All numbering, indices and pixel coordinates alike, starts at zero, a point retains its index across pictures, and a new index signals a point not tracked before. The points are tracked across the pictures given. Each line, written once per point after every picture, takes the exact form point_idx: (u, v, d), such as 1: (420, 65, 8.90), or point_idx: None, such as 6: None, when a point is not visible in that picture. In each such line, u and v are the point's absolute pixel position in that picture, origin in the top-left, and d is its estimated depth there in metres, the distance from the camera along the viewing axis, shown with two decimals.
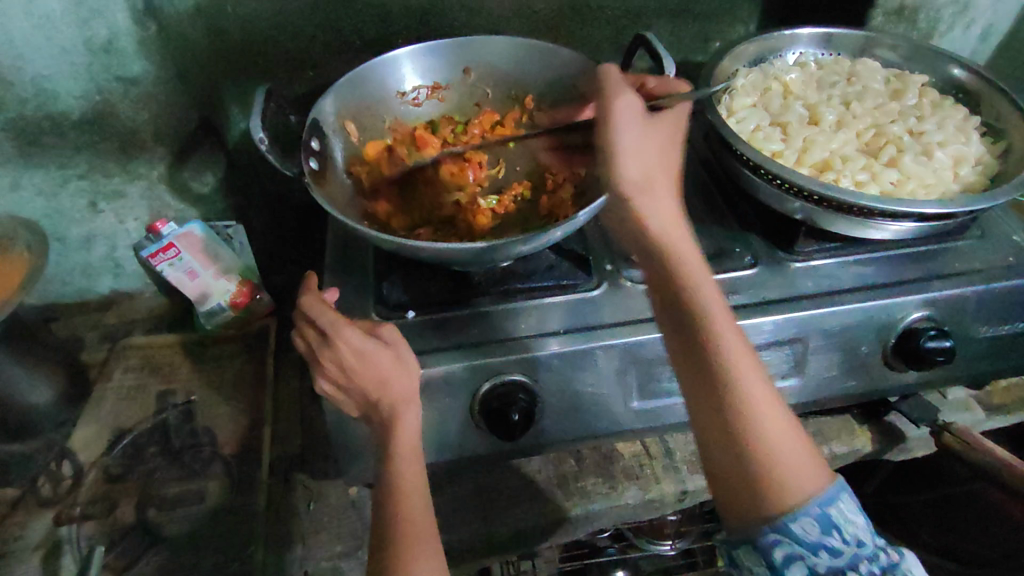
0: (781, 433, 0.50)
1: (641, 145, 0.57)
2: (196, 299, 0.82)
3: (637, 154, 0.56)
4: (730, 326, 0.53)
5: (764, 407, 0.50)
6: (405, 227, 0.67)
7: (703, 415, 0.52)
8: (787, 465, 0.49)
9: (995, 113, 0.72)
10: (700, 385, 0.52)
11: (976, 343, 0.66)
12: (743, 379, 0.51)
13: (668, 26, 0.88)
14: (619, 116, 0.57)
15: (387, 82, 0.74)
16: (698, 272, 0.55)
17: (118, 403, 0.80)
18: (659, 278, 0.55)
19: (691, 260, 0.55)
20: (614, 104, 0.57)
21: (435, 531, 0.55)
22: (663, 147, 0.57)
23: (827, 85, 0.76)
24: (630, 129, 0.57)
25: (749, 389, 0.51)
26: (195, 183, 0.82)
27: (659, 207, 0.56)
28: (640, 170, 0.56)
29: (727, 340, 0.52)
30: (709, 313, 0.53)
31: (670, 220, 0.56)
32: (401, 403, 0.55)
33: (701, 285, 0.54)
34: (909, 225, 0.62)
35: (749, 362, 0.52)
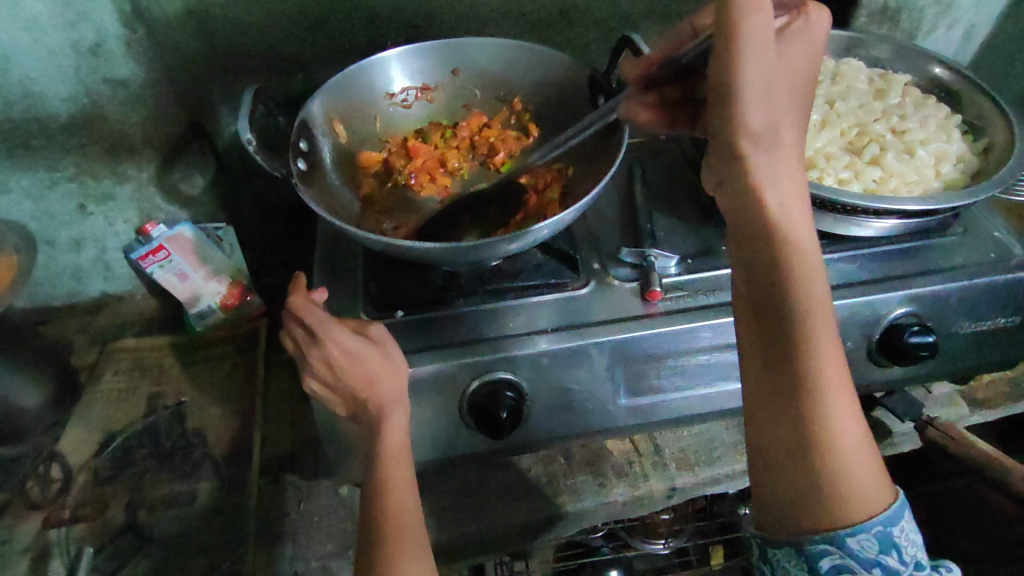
0: (856, 439, 0.46)
1: (772, 80, 0.45)
2: (186, 300, 0.83)
3: (763, 92, 0.45)
4: (826, 318, 0.47)
5: (846, 411, 0.46)
6: (395, 228, 0.67)
7: (774, 409, 0.46)
8: (857, 477, 0.45)
9: (977, 110, 0.72)
10: (779, 371, 0.46)
11: (959, 338, 0.67)
12: (832, 379, 0.46)
13: (656, 27, 0.89)
14: (756, 33, 0.43)
15: (375, 83, 0.75)
16: (804, 251, 0.47)
17: (109, 405, 0.80)
18: (753, 250, 0.48)
19: (798, 236, 0.47)
20: (756, 9, 0.42)
21: (423, 529, 0.55)
22: (789, 88, 0.47)
23: (812, 85, 0.77)
24: (765, 57, 0.44)
25: (835, 388, 0.46)
26: (185, 185, 0.83)
27: (772, 166, 0.48)
28: (767, 120, 0.46)
29: (822, 332, 0.46)
30: (807, 300, 0.47)
31: (784, 188, 0.48)
32: (389, 402, 0.55)
33: (806, 266, 0.47)
34: (893, 221, 0.63)
35: (839, 360, 0.47)
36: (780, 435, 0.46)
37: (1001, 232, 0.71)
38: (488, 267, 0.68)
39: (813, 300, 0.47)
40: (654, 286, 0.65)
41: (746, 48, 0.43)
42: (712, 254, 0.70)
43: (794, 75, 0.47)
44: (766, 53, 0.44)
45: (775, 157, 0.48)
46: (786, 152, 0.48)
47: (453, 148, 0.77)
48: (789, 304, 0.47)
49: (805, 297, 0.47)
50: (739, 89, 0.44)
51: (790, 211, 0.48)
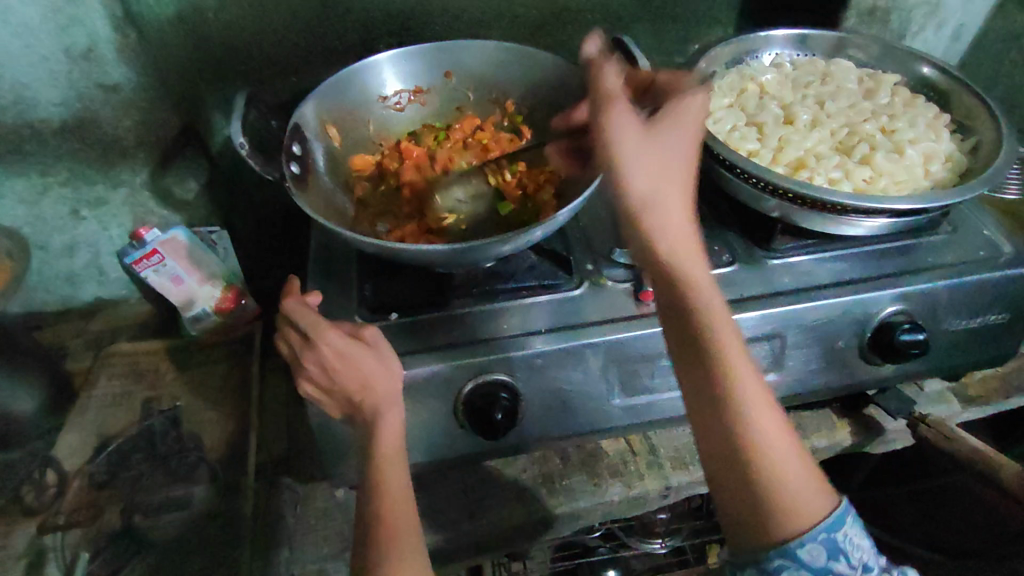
0: (784, 452, 0.48)
1: (648, 152, 0.54)
2: (181, 305, 0.83)
3: (643, 160, 0.53)
4: (736, 344, 0.51)
5: (770, 428, 0.49)
6: (389, 230, 0.68)
7: (705, 435, 0.50)
8: (794, 489, 0.47)
9: (965, 110, 0.73)
10: (698, 401, 0.50)
11: (950, 336, 0.68)
12: (749, 400, 0.49)
13: (647, 28, 0.90)
14: (615, 131, 0.54)
15: (368, 87, 0.75)
16: (705, 287, 0.52)
17: (103, 409, 0.79)
18: (661, 294, 0.53)
19: (698, 275, 0.52)
20: (610, 118, 0.55)
21: (419, 532, 0.55)
22: (670, 152, 0.54)
23: (802, 86, 0.78)
24: (627, 142, 0.54)
25: (754, 408, 0.49)
26: (178, 189, 0.83)
27: (670, 215, 0.53)
28: (648, 182, 0.53)
29: (732, 361, 0.50)
30: (714, 332, 0.51)
31: (680, 237, 0.53)
32: (384, 403, 0.56)
33: (708, 301, 0.52)
34: (884, 220, 0.63)
35: (755, 380, 0.50)
36: (715, 458, 0.50)
37: (990, 230, 0.71)
38: (482, 269, 0.68)
39: (715, 330, 0.51)
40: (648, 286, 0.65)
41: (610, 142, 0.54)
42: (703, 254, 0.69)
43: (677, 140, 0.55)
44: (634, 137, 0.54)
45: (672, 207, 0.53)
46: (680, 198, 0.53)
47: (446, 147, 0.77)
48: (696, 337, 0.51)
49: (712, 329, 0.51)
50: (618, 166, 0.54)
51: (688, 253, 0.53)
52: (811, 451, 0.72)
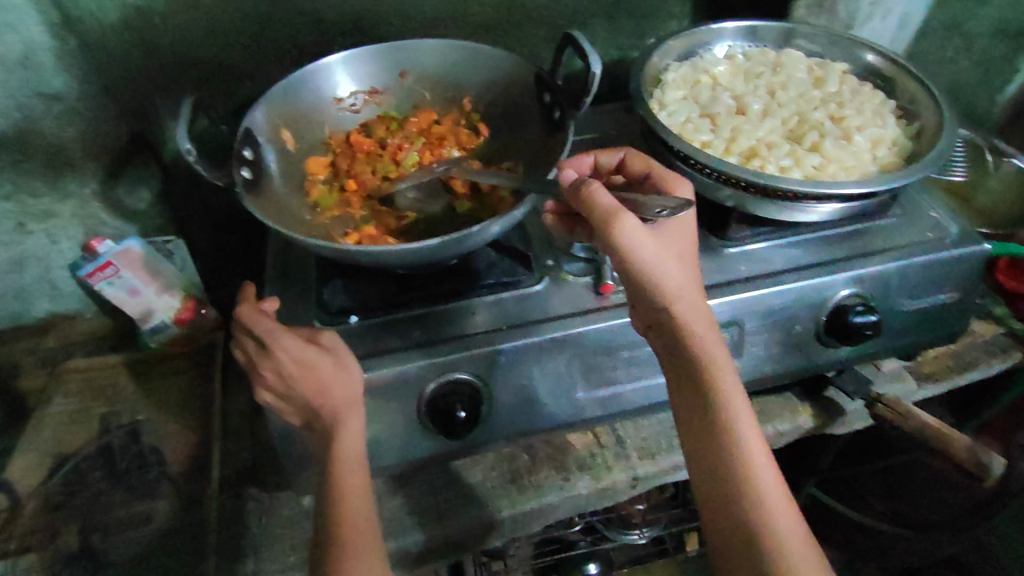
0: (791, 526, 0.52)
1: (664, 254, 0.55)
2: (139, 317, 0.81)
3: (660, 260, 0.55)
4: (752, 426, 0.56)
5: (781, 505, 0.53)
6: (346, 233, 0.67)
7: (721, 510, 0.54)
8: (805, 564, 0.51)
9: (908, 96, 0.75)
10: (715, 470, 0.55)
11: (902, 316, 0.70)
12: (764, 479, 0.54)
13: (603, 24, 0.90)
14: (631, 233, 0.54)
15: (321, 89, 0.74)
16: (727, 373, 0.56)
17: (59, 428, 0.77)
18: (684, 377, 0.57)
19: (720, 361, 0.56)
20: (619, 220, 0.53)
21: (377, 531, 0.56)
22: (676, 251, 0.57)
23: (753, 76, 0.79)
24: (647, 245, 0.55)
25: (767, 486, 0.54)
26: (130, 200, 0.81)
27: (690, 311, 0.56)
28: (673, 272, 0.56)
29: (750, 442, 0.55)
30: (734, 413, 0.55)
31: (704, 322, 0.57)
32: (343, 408, 0.56)
33: (728, 384, 0.56)
34: (836, 206, 0.64)
35: (767, 460, 0.55)
36: (732, 533, 0.53)
37: (937, 211, 0.73)
38: (442, 269, 0.68)
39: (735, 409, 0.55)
40: (606, 279, 0.66)
41: (628, 245, 0.54)
42: None
43: (679, 237, 0.58)
44: (649, 242, 0.55)
45: (690, 302, 0.56)
46: (694, 292, 0.57)
47: (399, 138, 0.75)
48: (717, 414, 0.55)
49: (733, 413, 0.55)
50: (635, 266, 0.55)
51: (710, 339, 0.57)
52: (774, 435, 0.74)
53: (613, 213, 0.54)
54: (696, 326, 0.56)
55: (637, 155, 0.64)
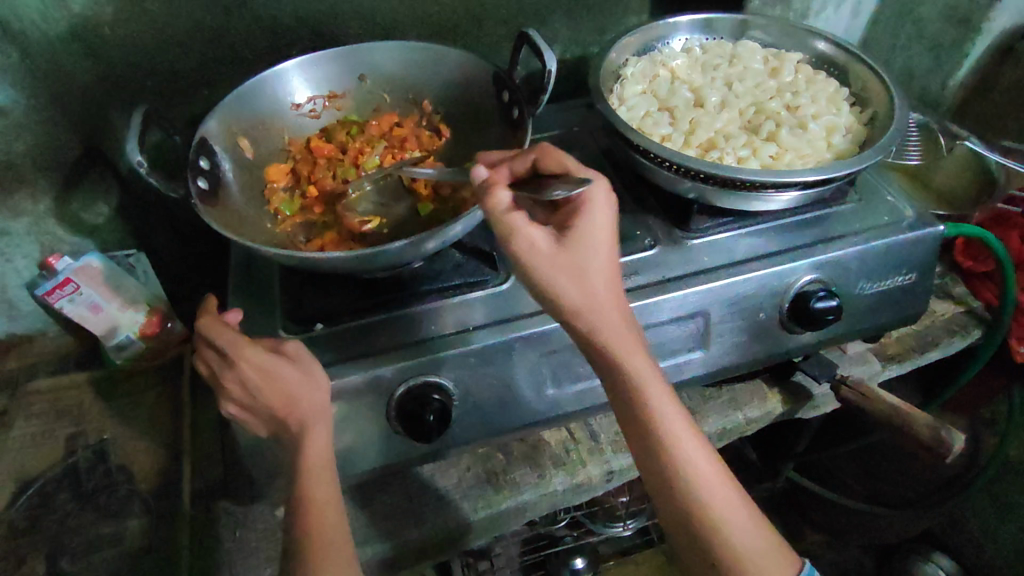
0: (733, 513, 0.53)
1: (568, 271, 0.50)
2: (104, 333, 0.80)
3: (566, 277, 0.50)
4: (693, 441, 0.54)
5: (732, 509, 0.53)
6: (309, 241, 0.66)
7: (674, 523, 0.54)
8: (758, 564, 0.52)
9: (861, 82, 0.76)
10: (652, 471, 0.54)
11: (864, 299, 0.71)
12: (701, 473, 0.53)
13: (564, 19, 0.90)
14: (525, 243, 0.50)
15: (278, 94, 0.73)
16: (658, 394, 0.53)
17: (23, 452, 0.75)
18: (616, 400, 0.54)
19: (649, 379, 0.53)
20: (512, 229, 0.50)
21: (348, 538, 0.56)
22: (593, 265, 0.51)
23: (711, 68, 0.80)
24: (545, 260, 0.50)
25: (716, 499, 0.53)
26: (87, 214, 0.79)
27: (611, 327, 0.52)
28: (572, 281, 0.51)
29: (689, 451, 0.53)
30: (673, 435, 0.53)
31: (618, 320, 0.52)
32: (310, 418, 0.55)
33: (660, 404, 0.53)
34: (795, 194, 0.65)
35: (716, 470, 0.54)
36: (689, 544, 0.53)
37: (893, 195, 0.75)
38: (407, 272, 0.67)
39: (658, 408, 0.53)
40: None
41: (525, 258, 0.50)
42: (627, 240, 0.70)
43: (597, 247, 0.51)
44: (551, 258, 0.50)
45: (613, 325, 0.52)
46: (613, 312, 0.52)
47: (360, 142, 0.75)
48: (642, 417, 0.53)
49: (670, 434, 0.53)
50: (534, 279, 0.51)
51: (635, 362, 0.53)
52: (745, 422, 0.75)
53: (509, 220, 0.50)
54: (619, 350, 0.52)
55: (547, 152, 0.52)
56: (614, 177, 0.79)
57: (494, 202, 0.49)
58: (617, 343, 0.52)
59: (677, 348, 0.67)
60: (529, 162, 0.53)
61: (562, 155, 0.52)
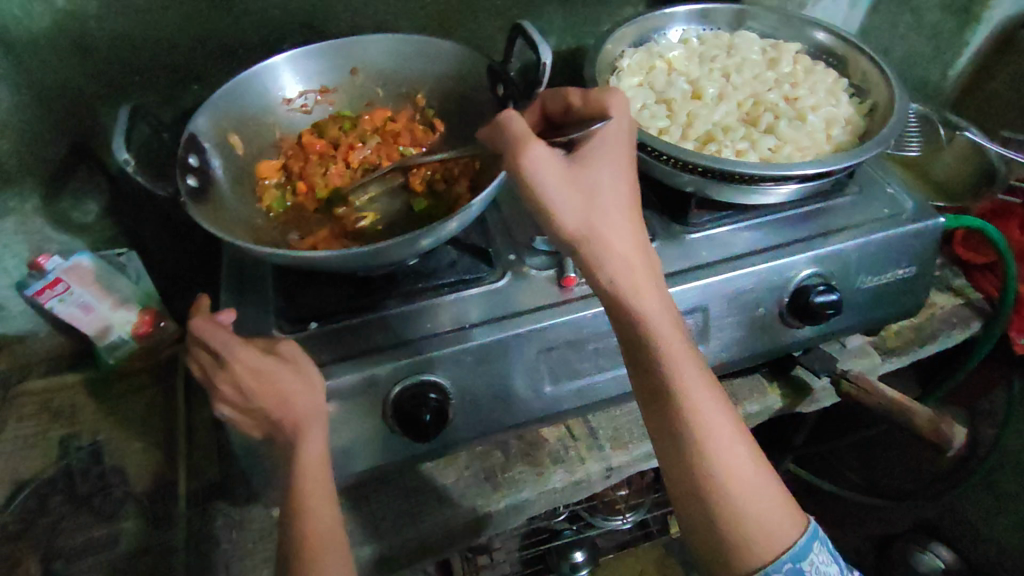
0: (739, 462, 0.51)
1: (575, 195, 0.51)
2: (96, 333, 0.79)
3: (575, 202, 0.51)
4: (700, 380, 0.53)
5: (739, 457, 0.52)
6: (301, 238, 0.65)
7: (678, 468, 0.52)
8: (762, 516, 0.50)
9: (860, 73, 0.75)
10: (657, 409, 0.53)
11: (863, 293, 0.70)
12: (708, 416, 0.52)
13: (559, 10, 0.89)
14: (536, 164, 0.50)
15: (269, 90, 0.72)
16: (666, 328, 0.52)
17: (15, 454, 0.74)
18: (624, 334, 0.53)
19: (656, 315, 0.52)
20: (525, 149, 0.49)
21: (345, 540, 0.56)
22: (602, 192, 0.52)
23: (708, 60, 0.79)
24: (554, 176, 0.50)
25: (719, 441, 0.51)
26: (76, 213, 0.77)
27: (620, 258, 0.52)
28: (577, 205, 0.51)
29: (696, 391, 0.52)
30: (679, 372, 0.52)
31: (626, 252, 0.52)
32: (305, 419, 0.54)
33: (667, 341, 0.52)
34: (794, 186, 0.64)
35: (721, 410, 0.53)
36: (691, 494, 0.51)
37: (893, 187, 0.74)
38: (403, 268, 0.66)
39: (665, 344, 0.52)
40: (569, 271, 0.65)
41: (533, 178, 0.50)
42: None
43: (608, 174, 0.52)
44: (561, 176, 0.51)
45: (621, 254, 0.52)
46: (621, 241, 0.52)
47: (352, 137, 0.73)
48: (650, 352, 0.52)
49: (676, 371, 0.52)
50: (543, 201, 0.51)
51: (643, 292, 0.52)
52: (744, 417, 0.74)
53: (521, 137, 0.50)
54: (628, 280, 0.52)
55: (555, 95, 0.59)
56: None
57: (519, 112, 0.51)
58: (626, 273, 0.52)
59: None
60: (537, 111, 0.61)
61: (572, 95, 0.58)
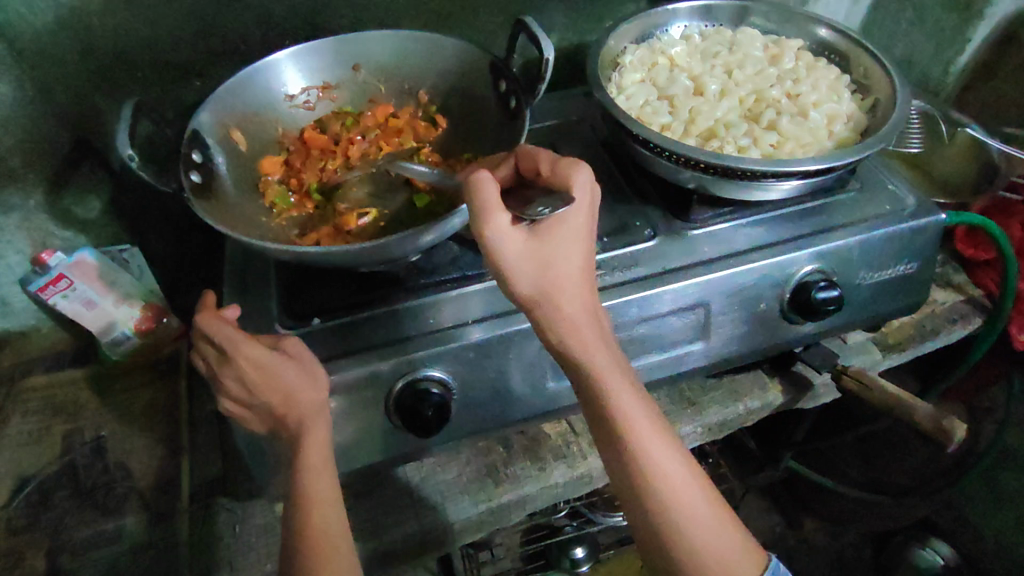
0: (697, 513, 0.51)
1: (534, 263, 0.50)
2: (100, 330, 0.79)
3: (533, 270, 0.50)
4: (654, 433, 0.53)
5: (698, 510, 0.51)
6: (304, 234, 0.65)
7: (638, 519, 0.52)
8: (721, 563, 0.51)
9: (863, 69, 0.75)
10: (614, 463, 0.53)
11: (863, 290, 0.70)
12: (665, 469, 0.52)
13: (561, 7, 0.89)
14: (498, 237, 0.49)
15: (272, 86, 0.72)
16: (620, 388, 0.53)
17: (19, 448, 0.75)
18: (580, 390, 0.54)
19: (609, 370, 0.52)
20: (489, 222, 0.49)
21: (348, 536, 0.56)
22: (561, 255, 0.51)
23: (710, 56, 0.79)
24: (515, 251, 0.50)
25: (677, 495, 0.51)
26: (79, 209, 0.77)
27: (576, 316, 0.52)
28: (534, 270, 0.50)
29: (652, 445, 0.52)
30: (634, 431, 0.52)
31: (578, 310, 0.52)
32: (309, 414, 0.55)
33: (621, 400, 0.52)
34: (796, 182, 0.64)
35: (678, 460, 0.53)
36: (651, 544, 0.52)
37: (895, 183, 0.74)
38: (406, 264, 0.67)
39: (617, 399, 0.52)
40: None
41: (495, 251, 0.49)
42: (626, 231, 0.69)
43: (568, 239, 0.51)
44: (523, 250, 0.50)
45: (573, 313, 0.52)
46: (575, 306, 0.52)
47: (354, 133, 0.73)
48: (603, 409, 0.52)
49: (631, 427, 0.52)
50: (502, 271, 0.50)
51: (596, 348, 0.52)
52: (745, 413, 0.75)
53: (486, 211, 0.49)
54: (581, 344, 0.52)
55: (527, 154, 0.55)
56: (612, 167, 0.78)
57: (490, 179, 0.49)
58: (576, 338, 0.52)
59: (677, 340, 0.66)
60: (511, 169, 0.57)
61: (541, 159, 0.54)
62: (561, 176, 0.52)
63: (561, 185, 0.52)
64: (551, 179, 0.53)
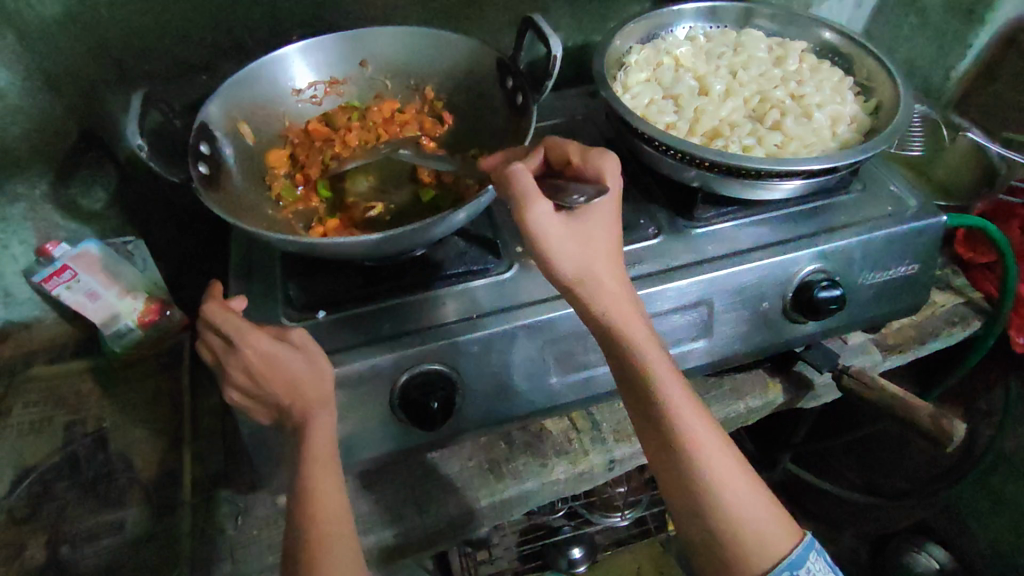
0: (734, 480, 0.52)
1: (573, 242, 0.52)
2: (103, 320, 0.79)
3: (572, 249, 0.52)
4: (690, 404, 0.54)
5: (734, 478, 0.52)
6: (310, 227, 0.65)
7: (675, 488, 0.53)
8: (759, 531, 0.51)
9: (866, 72, 0.76)
10: (650, 434, 0.54)
11: (864, 289, 0.71)
12: (700, 437, 0.53)
13: (566, 7, 0.89)
14: (540, 220, 0.51)
15: (279, 80, 0.72)
16: (655, 357, 0.54)
17: (21, 438, 0.75)
18: (615, 363, 0.55)
19: (645, 343, 0.54)
20: (530, 207, 0.50)
21: (352, 527, 0.56)
22: (597, 237, 0.53)
23: (715, 57, 0.79)
24: (556, 233, 0.51)
25: (713, 462, 0.52)
26: (85, 200, 0.78)
27: (614, 292, 0.53)
28: (574, 248, 0.52)
29: (687, 416, 0.53)
30: (670, 399, 0.53)
31: (614, 286, 0.53)
32: (315, 404, 0.55)
33: (658, 370, 0.53)
34: (799, 182, 0.65)
35: (712, 431, 0.54)
36: (689, 514, 0.52)
37: (896, 185, 0.75)
38: (411, 258, 0.67)
39: (653, 369, 0.53)
40: None
41: (538, 234, 0.51)
42: (631, 229, 0.70)
43: (602, 222, 0.53)
44: (562, 232, 0.51)
45: (610, 288, 0.53)
46: (612, 279, 0.53)
47: (360, 128, 0.74)
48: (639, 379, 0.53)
49: (668, 398, 0.53)
50: (544, 253, 0.52)
51: (633, 322, 0.53)
52: (746, 411, 0.75)
53: (527, 196, 0.50)
54: (617, 316, 0.53)
55: (556, 146, 0.55)
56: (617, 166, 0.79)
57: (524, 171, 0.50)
58: (613, 309, 0.53)
59: (680, 338, 0.66)
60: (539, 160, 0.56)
61: (571, 150, 0.54)
62: (593, 166, 0.54)
63: (592, 174, 0.54)
64: (582, 168, 0.54)
